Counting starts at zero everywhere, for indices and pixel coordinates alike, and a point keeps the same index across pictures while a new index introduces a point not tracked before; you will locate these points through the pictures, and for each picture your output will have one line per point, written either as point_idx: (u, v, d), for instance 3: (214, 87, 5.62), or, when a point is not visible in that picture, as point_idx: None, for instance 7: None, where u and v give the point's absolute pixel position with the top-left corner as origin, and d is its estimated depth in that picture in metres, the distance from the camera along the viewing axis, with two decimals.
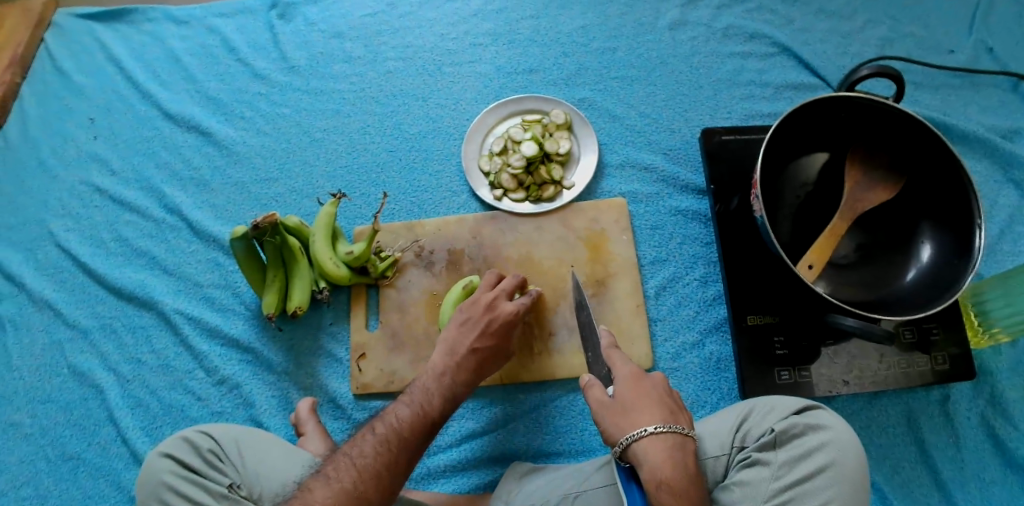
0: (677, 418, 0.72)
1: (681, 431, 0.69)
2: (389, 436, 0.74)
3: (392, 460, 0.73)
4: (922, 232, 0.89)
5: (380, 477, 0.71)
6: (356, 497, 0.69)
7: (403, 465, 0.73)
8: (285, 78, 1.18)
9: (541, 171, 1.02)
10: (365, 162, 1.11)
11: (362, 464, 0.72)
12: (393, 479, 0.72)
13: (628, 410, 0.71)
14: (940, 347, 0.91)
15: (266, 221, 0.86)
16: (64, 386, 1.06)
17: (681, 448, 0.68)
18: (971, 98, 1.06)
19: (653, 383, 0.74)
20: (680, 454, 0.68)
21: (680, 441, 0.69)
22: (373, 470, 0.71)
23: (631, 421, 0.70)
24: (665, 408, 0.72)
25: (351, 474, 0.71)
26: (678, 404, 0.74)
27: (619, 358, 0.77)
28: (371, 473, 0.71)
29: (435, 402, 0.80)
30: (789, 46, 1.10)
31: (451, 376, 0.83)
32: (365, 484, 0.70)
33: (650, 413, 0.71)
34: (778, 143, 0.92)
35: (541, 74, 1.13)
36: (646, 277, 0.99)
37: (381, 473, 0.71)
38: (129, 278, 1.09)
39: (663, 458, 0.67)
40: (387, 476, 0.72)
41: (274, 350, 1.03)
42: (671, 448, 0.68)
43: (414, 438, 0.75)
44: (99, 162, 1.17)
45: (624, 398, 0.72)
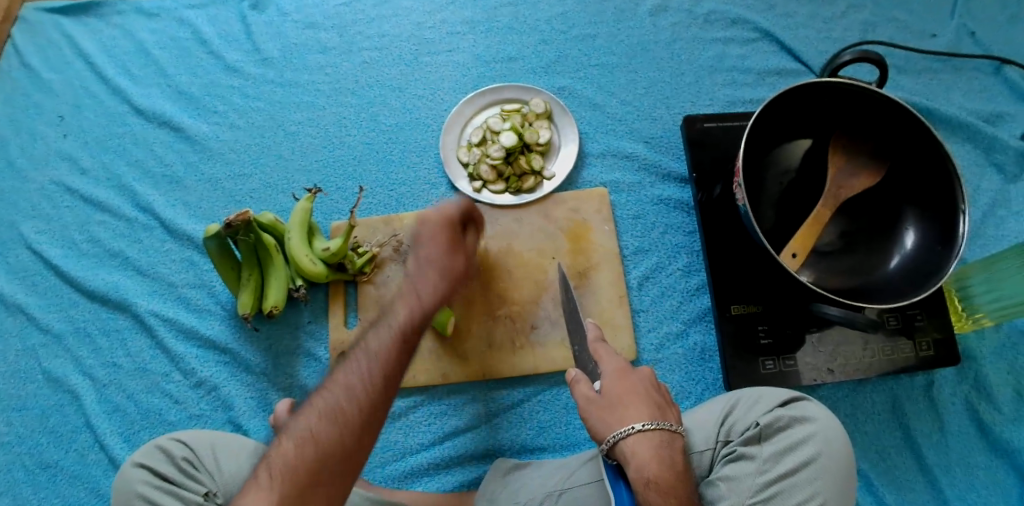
0: (666, 413, 0.71)
1: (670, 428, 0.68)
2: (362, 348, 0.66)
3: (368, 368, 0.64)
4: (906, 218, 0.89)
5: (355, 386, 0.63)
6: (334, 413, 0.62)
7: (383, 372, 0.64)
8: (259, 70, 1.15)
9: (521, 162, 1.00)
10: (341, 156, 1.08)
11: (335, 380, 0.64)
12: (373, 389, 0.63)
13: (614, 406, 0.70)
14: (924, 332, 0.90)
15: (240, 218, 0.86)
16: (39, 393, 1.03)
17: (670, 446, 0.68)
18: (953, 83, 1.04)
19: (641, 376, 0.73)
20: (668, 451, 0.67)
21: (669, 438, 0.68)
22: (348, 382, 0.63)
23: (619, 417, 0.69)
24: (654, 404, 0.71)
25: (326, 392, 0.63)
26: (666, 398, 0.73)
27: (605, 353, 0.76)
28: (345, 385, 0.63)
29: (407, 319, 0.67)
30: (771, 32, 1.09)
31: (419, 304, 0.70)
32: (344, 399, 0.62)
33: (638, 409, 0.69)
34: (760, 131, 0.91)
35: (520, 62, 1.10)
36: (629, 268, 0.98)
37: (357, 383, 0.63)
38: (102, 280, 1.07)
39: (651, 456, 0.66)
40: (364, 385, 0.63)
41: (252, 351, 1.01)
42: (659, 445, 0.67)
43: (390, 349, 0.66)
44: (69, 161, 1.14)
45: (611, 393, 0.71)
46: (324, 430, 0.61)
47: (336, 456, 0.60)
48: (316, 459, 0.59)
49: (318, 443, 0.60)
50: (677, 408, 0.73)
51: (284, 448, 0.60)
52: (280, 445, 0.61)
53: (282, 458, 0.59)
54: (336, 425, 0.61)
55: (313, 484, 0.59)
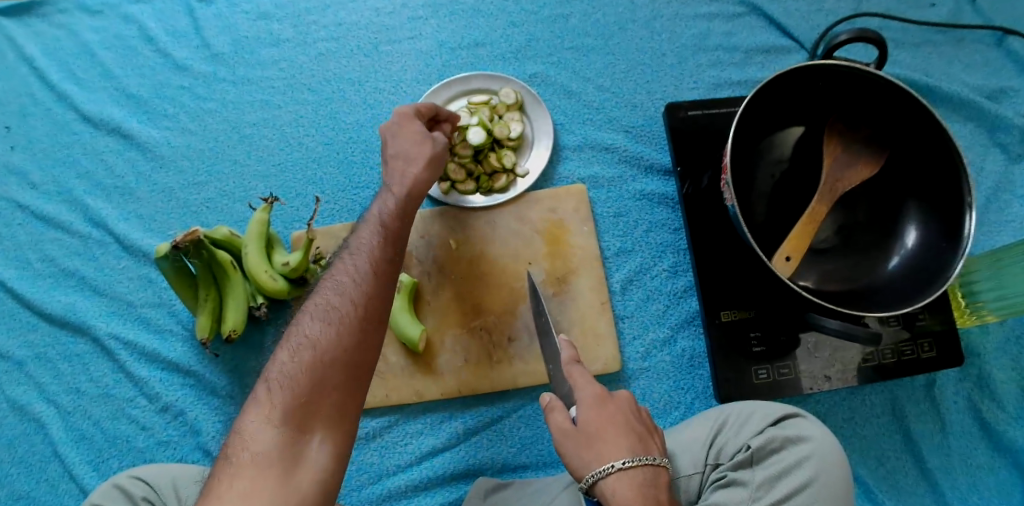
0: (647, 445, 0.67)
1: (652, 462, 0.64)
2: (348, 255, 0.67)
3: (357, 270, 0.66)
4: (907, 212, 0.82)
5: (344, 287, 0.64)
6: (330, 315, 0.63)
7: (370, 270, 0.66)
8: (209, 68, 1.07)
9: (491, 159, 0.92)
10: (300, 159, 1.00)
11: (326, 284, 0.65)
12: (364, 289, 0.64)
13: (593, 439, 0.65)
14: (925, 332, 0.85)
15: (187, 237, 0.79)
16: (2, 422, 0.99)
17: (652, 482, 0.63)
18: (954, 56, 0.97)
19: (620, 404, 0.68)
20: (651, 489, 0.63)
21: (651, 474, 0.64)
22: (338, 285, 0.65)
23: (598, 453, 0.64)
24: (634, 435, 0.66)
25: (319, 298, 0.64)
26: (648, 426, 0.69)
27: (580, 377, 0.70)
28: (335, 290, 0.64)
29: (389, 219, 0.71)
30: (759, 5, 1.00)
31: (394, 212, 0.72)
32: (338, 301, 0.63)
33: (619, 442, 0.65)
34: (748, 119, 0.84)
35: (488, 48, 1.02)
36: (611, 270, 0.92)
37: (346, 282, 0.65)
38: (59, 302, 1.01)
39: (633, 496, 0.62)
40: (355, 286, 0.64)
41: (216, 373, 0.96)
42: (642, 483, 0.63)
43: (377, 249, 0.68)
44: (17, 175, 1.07)
45: (589, 426, 0.66)
46: (322, 337, 0.61)
47: (339, 362, 0.61)
48: (320, 364, 0.60)
49: (318, 352, 0.60)
50: (660, 435, 0.69)
51: (283, 360, 0.60)
52: (281, 356, 0.61)
53: (282, 372, 0.60)
54: (334, 327, 0.62)
55: (320, 389, 0.59)
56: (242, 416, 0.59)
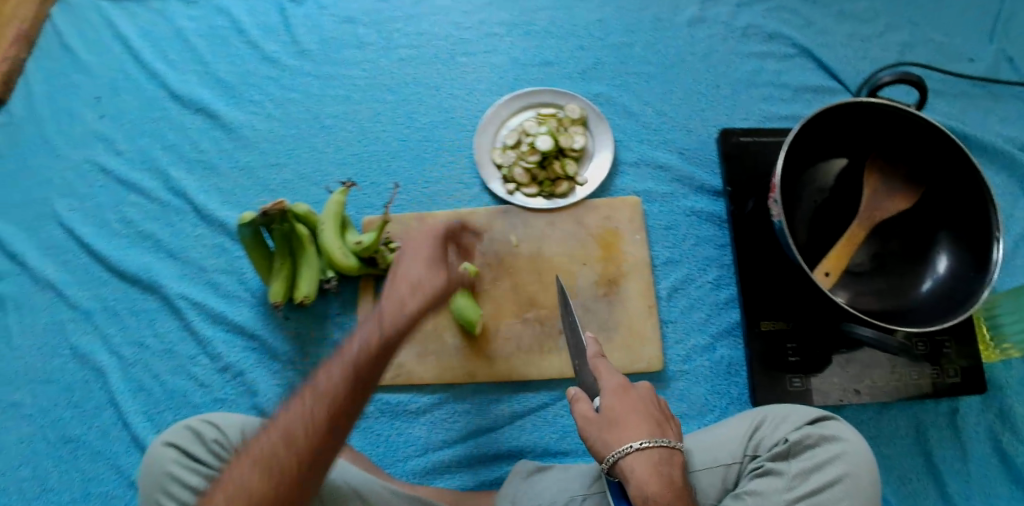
0: (664, 429, 0.72)
1: (668, 445, 0.70)
2: (308, 393, 0.64)
3: (313, 413, 0.62)
4: (938, 243, 0.90)
5: (295, 441, 0.61)
6: (286, 439, 0.62)
7: (324, 422, 0.62)
8: (295, 62, 1.15)
9: (555, 167, 1.01)
10: (375, 151, 1.08)
11: (275, 427, 0.63)
12: (326, 419, 0.62)
13: (614, 422, 0.71)
14: (951, 360, 0.91)
15: (275, 208, 0.87)
16: (65, 367, 1.04)
17: (667, 463, 0.69)
18: (990, 108, 1.05)
19: (640, 393, 0.74)
20: (666, 469, 0.68)
21: (667, 455, 0.69)
22: (286, 432, 0.62)
23: (620, 434, 0.70)
24: (653, 421, 0.72)
25: (265, 439, 0.62)
26: (665, 413, 0.74)
27: (605, 368, 0.75)
28: (285, 431, 0.62)
29: (371, 342, 0.65)
30: (809, 49, 1.09)
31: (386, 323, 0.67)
32: (297, 422, 0.62)
33: (640, 425, 0.70)
34: (797, 148, 0.92)
35: (556, 67, 1.11)
36: (659, 277, 0.98)
37: (297, 433, 0.62)
38: (134, 261, 1.08)
39: (649, 474, 0.67)
40: (308, 432, 0.62)
41: (279, 339, 1.02)
42: (658, 462, 0.68)
43: (342, 389, 0.63)
44: (104, 142, 1.15)
45: (611, 411, 0.71)
46: (276, 455, 0.61)
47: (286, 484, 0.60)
48: (261, 492, 0.60)
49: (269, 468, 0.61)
50: (674, 422, 0.74)
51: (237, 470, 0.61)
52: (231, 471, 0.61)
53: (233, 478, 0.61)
54: (286, 446, 0.61)
55: None
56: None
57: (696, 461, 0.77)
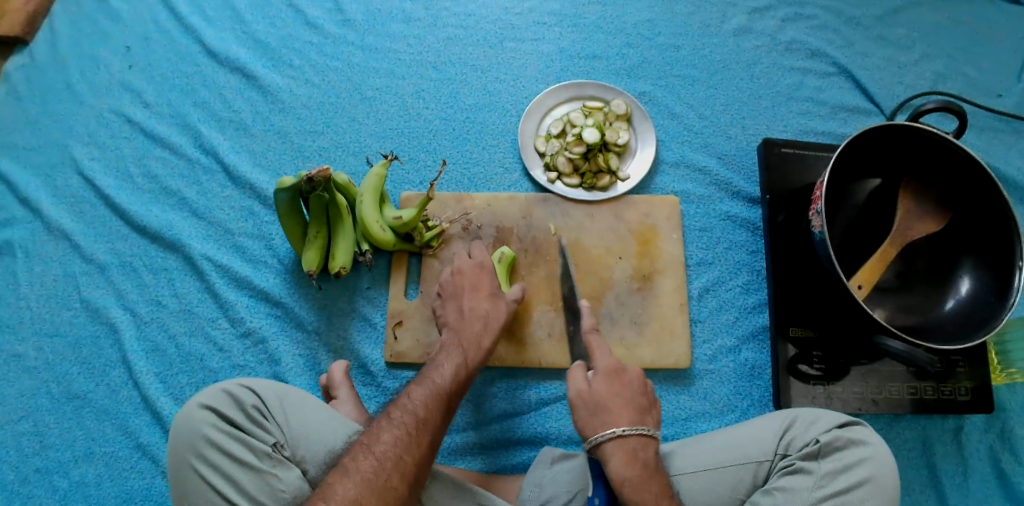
0: (645, 418, 0.78)
1: (645, 432, 0.76)
2: (405, 420, 0.75)
3: (431, 418, 0.76)
4: (962, 266, 0.92)
5: (402, 464, 0.71)
6: (408, 441, 0.73)
7: (426, 447, 0.74)
8: (339, 31, 1.13)
9: (599, 159, 1.01)
10: (416, 127, 1.08)
11: (381, 451, 0.72)
12: (435, 423, 0.76)
13: (601, 409, 0.78)
14: (963, 379, 0.94)
15: (320, 175, 0.81)
16: (74, 321, 1.00)
17: (643, 449, 0.75)
18: (1013, 143, 1.09)
19: (627, 380, 0.81)
20: (641, 455, 0.74)
21: (644, 443, 0.75)
22: (395, 458, 0.71)
23: (605, 421, 0.77)
24: (633, 409, 0.79)
25: (370, 461, 0.70)
26: (649, 401, 0.81)
27: (597, 351, 0.85)
28: (393, 458, 0.71)
29: (463, 367, 0.83)
30: (849, 69, 1.12)
31: (467, 351, 0.85)
32: (414, 425, 0.74)
33: (622, 415, 0.77)
34: (839, 163, 0.93)
35: (603, 62, 1.11)
36: (692, 277, 1.00)
37: (405, 460, 0.72)
38: (155, 217, 1.04)
39: (626, 458, 0.74)
40: (410, 458, 0.72)
41: (305, 307, 1.00)
42: (635, 448, 0.75)
43: (430, 415, 0.77)
44: (131, 92, 1.11)
45: (598, 397, 0.79)
46: (401, 452, 0.72)
47: (406, 477, 0.71)
48: (388, 479, 0.70)
49: (397, 462, 0.71)
50: (656, 411, 0.81)
51: (369, 458, 0.71)
52: (363, 458, 0.71)
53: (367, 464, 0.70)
54: (407, 445, 0.73)
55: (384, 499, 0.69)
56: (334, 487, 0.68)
57: (727, 457, 0.79)
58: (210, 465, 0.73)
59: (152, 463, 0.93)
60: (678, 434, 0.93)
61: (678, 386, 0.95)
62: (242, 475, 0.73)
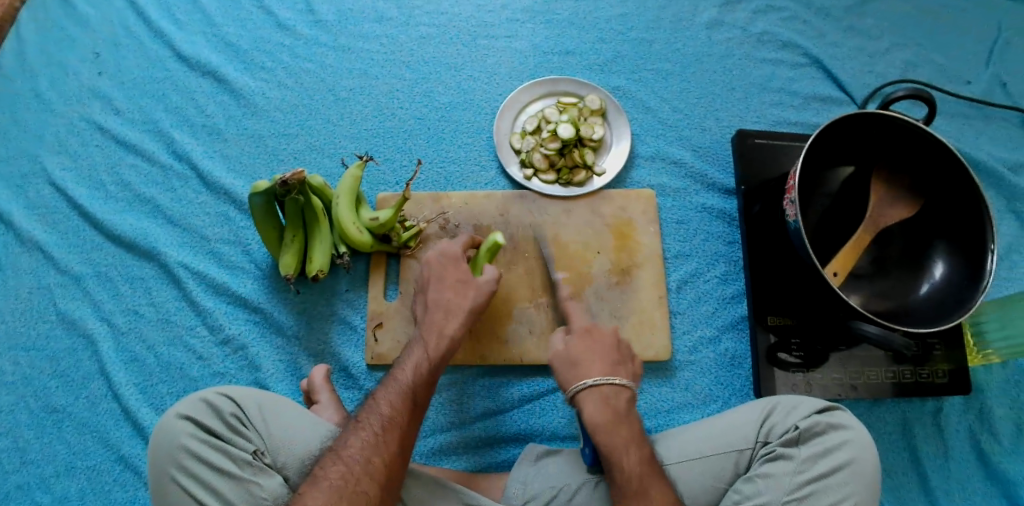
0: (618, 369, 0.80)
1: (618, 382, 0.78)
2: (370, 424, 0.74)
3: (398, 417, 0.76)
4: (935, 251, 0.93)
5: (372, 467, 0.71)
6: (376, 444, 0.73)
7: (395, 446, 0.73)
8: (312, 32, 1.13)
9: (574, 155, 1.01)
10: (391, 128, 1.07)
11: (348, 456, 0.71)
12: (403, 423, 0.76)
13: (577, 362, 0.80)
14: (939, 362, 0.95)
15: (295, 177, 0.80)
16: (50, 333, 0.98)
17: (615, 397, 0.77)
18: (981, 129, 1.10)
19: (599, 335, 0.82)
20: (613, 402, 0.77)
21: (616, 392, 0.77)
22: (363, 462, 0.71)
23: (579, 372, 0.79)
24: (607, 361, 0.80)
25: (337, 466, 0.71)
26: (625, 354, 0.83)
27: (575, 311, 0.87)
28: (360, 461, 0.71)
29: (429, 360, 0.81)
30: (820, 58, 1.13)
31: (435, 342, 0.83)
32: (381, 428, 0.74)
33: (593, 365, 0.79)
34: (813, 152, 0.94)
35: (577, 57, 1.12)
36: (670, 269, 1.01)
37: (374, 462, 0.71)
38: (129, 226, 1.02)
39: (599, 406, 0.76)
40: (379, 460, 0.72)
41: (284, 312, 0.99)
42: (608, 396, 0.77)
43: (399, 415, 0.76)
44: (102, 100, 1.10)
45: (574, 352, 0.80)
46: (367, 456, 0.72)
47: (374, 481, 0.71)
48: (354, 483, 0.69)
49: (365, 465, 0.71)
50: (632, 364, 0.83)
51: (336, 464, 0.71)
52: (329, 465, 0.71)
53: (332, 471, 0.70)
54: (373, 449, 0.72)
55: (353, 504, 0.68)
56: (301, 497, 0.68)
57: (708, 446, 0.80)
58: (190, 476, 0.72)
59: (134, 475, 0.92)
60: (661, 426, 0.93)
61: (659, 378, 0.96)
62: (223, 484, 0.72)
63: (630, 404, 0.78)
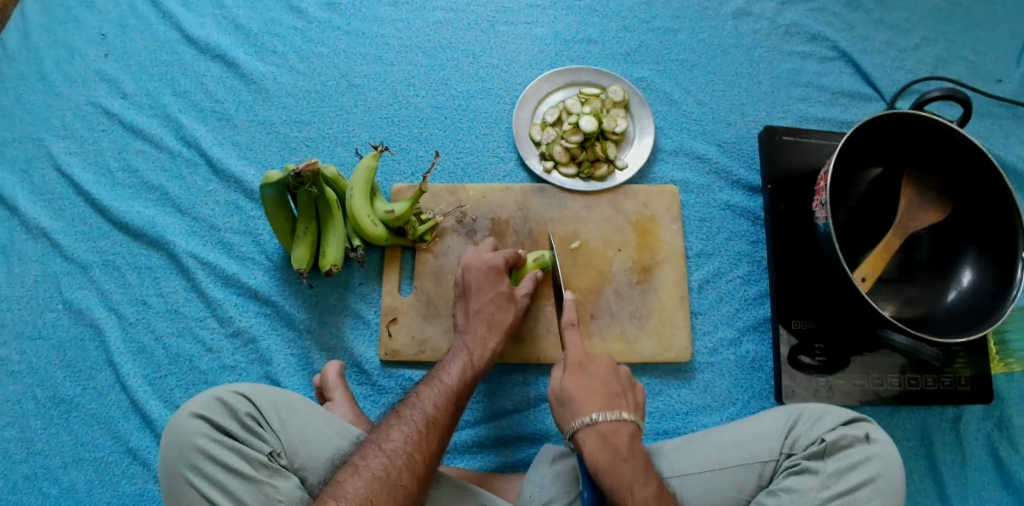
0: (616, 402, 0.77)
1: (616, 416, 0.75)
2: (415, 420, 0.73)
3: (440, 419, 0.75)
4: (964, 256, 0.91)
5: (413, 464, 0.70)
6: (417, 440, 0.72)
7: (436, 447, 0.72)
8: (325, 15, 1.08)
9: (596, 148, 0.98)
10: (407, 116, 1.04)
11: (391, 449, 0.70)
12: (444, 423, 0.75)
13: (573, 400, 0.77)
14: (962, 370, 0.93)
15: (310, 169, 0.77)
16: (57, 323, 0.95)
17: (614, 435, 0.74)
18: (1012, 130, 1.07)
19: (592, 368, 0.80)
20: (611, 440, 0.74)
21: (614, 428, 0.75)
22: (405, 456, 0.70)
23: (576, 410, 0.76)
24: (605, 394, 0.78)
25: (378, 459, 0.69)
26: (623, 383, 0.80)
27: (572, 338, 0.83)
28: (404, 456, 0.70)
29: (471, 367, 0.82)
30: (849, 52, 1.09)
31: (473, 352, 0.83)
32: (424, 425, 0.73)
33: (591, 402, 0.76)
34: (844, 152, 0.91)
35: (599, 46, 1.08)
36: (691, 269, 0.98)
37: (415, 459, 0.70)
38: (137, 213, 0.99)
39: (597, 447, 0.74)
40: (421, 458, 0.71)
41: (296, 305, 0.96)
42: (608, 435, 0.74)
43: (441, 415, 0.75)
44: (108, 82, 1.06)
45: (568, 389, 0.78)
46: (409, 451, 0.70)
47: (414, 478, 0.69)
48: (395, 479, 0.68)
49: (407, 460, 0.70)
50: (633, 393, 0.80)
51: (376, 456, 0.69)
52: (369, 457, 0.69)
53: (372, 462, 0.69)
54: (413, 444, 0.71)
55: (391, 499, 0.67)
56: (340, 484, 0.67)
57: (731, 456, 0.78)
58: (204, 477, 0.70)
59: (144, 468, 0.90)
60: (680, 429, 0.92)
61: (679, 380, 0.94)
62: (238, 486, 0.70)
63: (632, 435, 0.75)
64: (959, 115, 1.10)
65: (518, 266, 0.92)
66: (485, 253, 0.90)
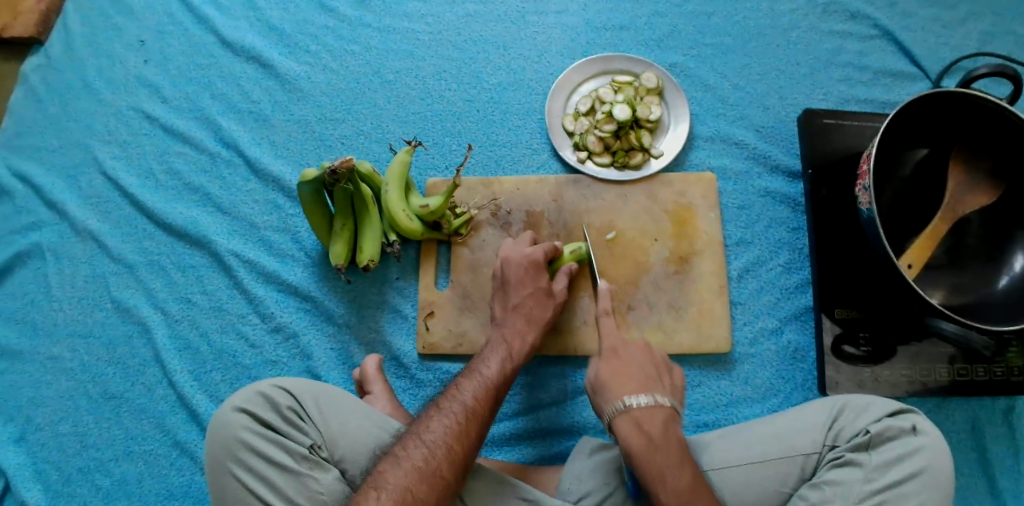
0: (652, 386, 0.76)
1: (653, 402, 0.73)
2: (455, 410, 0.74)
3: (481, 411, 0.75)
4: (1015, 240, 0.87)
5: (453, 454, 0.70)
6: (458, 429, 0.72)
7: (475, 437, 0.73)
8: (356, 12, 1.08)
9: (631, 136, 0.97)
10: (440, 110, 1.04)
11: (431, 439, 0.71)
12: (484, 414, 0.75)
13: (607, 386, 0.77)
14: (1011, 361, 0.88)
15: (345, 166, 0.77)
16: (107, 322, 0.98)
17: (649, 420, 0.72)
18: None
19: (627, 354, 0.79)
20: (646, 426, 0.72)
21: (650, 414, 0.73)
22: (445, 447, 0.70)
23: (611, 396, 0.75)
24: (639, 379, 0.76)
25: (419, 450, 0.70)
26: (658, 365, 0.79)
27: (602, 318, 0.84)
28: (444, 447, 0.70)
29: (512, 358, 0.82)
30: (892, 31, 1.05)
31: (511, 343, 0.84)
32: (464, 416, 0.73)
33: (624, 387, 0.75)
34: (889, 135, 0.88)
35: (632, 33, 1.06)
36: (730, 258, 0.97)
37: (455, 450, 0.70)
38: (179, 214, 1.01)
39: (633, 430, 0.72)
40: (462, 448, 0.71)
41: (335, 300, 0.97)
42: (642, 420, 0.72)
43: (482, 406, 0.75)
44: (149, 87, 1.08)
45: (602, 377, 0.77)
46: (452, 440, 0.71)
47: (453, 471, 0.69)
48: (435, 472, 0.68)
49: (448, 450, 0.70)
50: (668, 377, 0.79)
51: (417, 445, 0.70)
52: (412, 446, 0.70)
53: (413, 452, 0.70)
54: (453, 432, 0.72)
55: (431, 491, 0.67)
56: (380, 475, 0.68)
57: (773, 449, 0.77)
58: (248, 469, 0.72)
59: (192, 461, 0.92)
60: (720, 421, 0.91)
61: (719, 370, 0.93)
62: (280, 477, 0.72)
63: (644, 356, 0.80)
64: (1010, 92, 1.05)
65: (554, 258, 0.91)
66: (524, 245, 0.90)
